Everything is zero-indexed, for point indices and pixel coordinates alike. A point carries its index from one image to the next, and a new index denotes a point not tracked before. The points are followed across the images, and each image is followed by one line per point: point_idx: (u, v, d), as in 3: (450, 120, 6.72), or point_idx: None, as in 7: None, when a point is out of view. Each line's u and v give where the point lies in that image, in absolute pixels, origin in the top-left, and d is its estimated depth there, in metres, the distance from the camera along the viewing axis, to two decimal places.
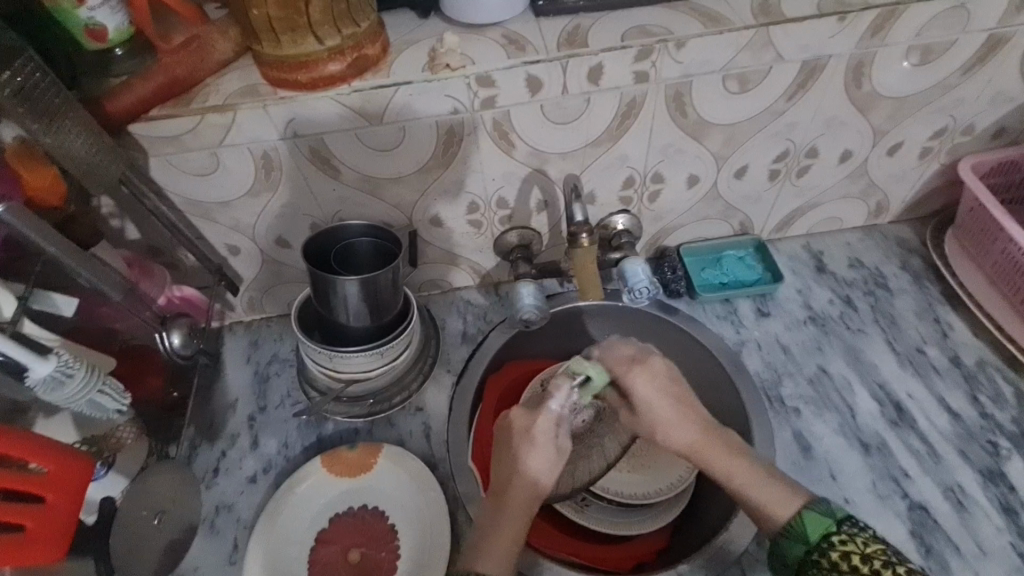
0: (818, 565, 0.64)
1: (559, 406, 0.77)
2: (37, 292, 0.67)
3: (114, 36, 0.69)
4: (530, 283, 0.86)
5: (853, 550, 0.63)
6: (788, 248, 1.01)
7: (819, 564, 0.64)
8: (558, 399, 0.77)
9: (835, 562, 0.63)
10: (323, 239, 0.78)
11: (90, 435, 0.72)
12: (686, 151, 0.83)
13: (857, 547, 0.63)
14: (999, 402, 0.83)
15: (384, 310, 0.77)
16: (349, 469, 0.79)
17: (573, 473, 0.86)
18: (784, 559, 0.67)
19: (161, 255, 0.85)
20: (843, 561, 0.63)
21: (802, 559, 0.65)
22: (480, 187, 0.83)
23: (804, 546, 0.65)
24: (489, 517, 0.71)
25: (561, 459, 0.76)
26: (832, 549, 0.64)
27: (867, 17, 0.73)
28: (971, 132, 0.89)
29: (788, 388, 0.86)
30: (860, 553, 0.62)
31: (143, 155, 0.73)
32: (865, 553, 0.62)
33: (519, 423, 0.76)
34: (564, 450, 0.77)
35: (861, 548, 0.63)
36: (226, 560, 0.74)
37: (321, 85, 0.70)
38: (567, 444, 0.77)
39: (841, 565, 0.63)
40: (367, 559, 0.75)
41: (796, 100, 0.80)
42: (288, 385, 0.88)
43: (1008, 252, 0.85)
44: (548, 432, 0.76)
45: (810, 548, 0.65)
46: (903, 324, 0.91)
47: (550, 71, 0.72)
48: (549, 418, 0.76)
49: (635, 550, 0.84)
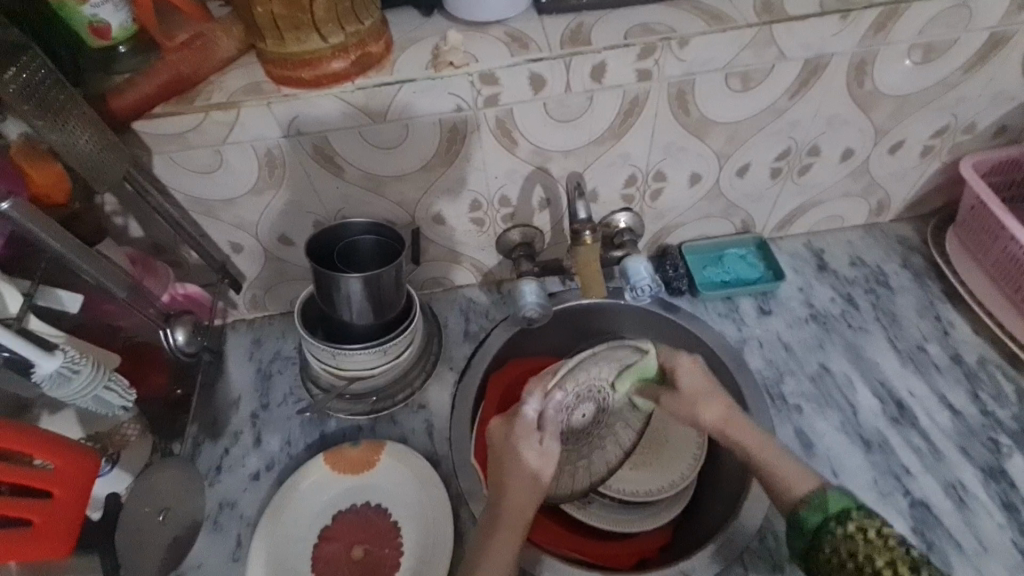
0: (832, 535, 0.63)
1: (534, 409, 0.81)
2: (42, 287, 0.67)
3: (118, 34, 0.69)
4: (532, 281, 0.86)
5: (870, 525, 0.62)
6: (789, 246, 1.01)
7: (834, 533, 0.63)
8: (533, 402, 0.81)
9: (850, 532, 0.62)
10: (326, 237, 0.78)
11: (95, 432, 0.73)
12: (688, 149, 0.84)
13: (875, 523, 0.62)
14: (1000, 400, 0.84)
15: (388, 308, 0.77)
16: (353, 466, 0.80)
17: (573, 478, 0.87)
18: (800, 532, 0.66)
19: (164, 253, 0.85)
20: (858, 534, 0.62)
21: (817, 528, 0.65)
22: (483, 185, 0.84)
23: (822, 514, 0.65)
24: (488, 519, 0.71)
25: (548, 461, 0.78)
26: (850, 522, 0.63)
27: (869, 15, 0.73)
28: (972, 131, 0.89)
29: (789, 386, 0.86)
30: (877, 530, 0.62)
31: (146, 152, 0.73)
32: (881, 530, 0.62)
33: (502, 433, 0.79)
34: (550, 453, 0.79)
35: (877, 525, 0.62)
36: (229, 557, 0.74)
37: (325, 83, 0.71)
38: (553, 448, 0.79)
39: (857, 538, 0.62)
40: (369, 556, 0.75)
41: (798, 98, 0.80)
42: (291, 382, 0.89)
43: (1009, 250, 0.85)
44: (530, 442, 0.78)
45: (827, 517, 0.64)
46: (904, 322, 0.92)
47: (553, 68, 0.72)
48: (527, 423, 0.80)
49: (635, 547, 0.84)
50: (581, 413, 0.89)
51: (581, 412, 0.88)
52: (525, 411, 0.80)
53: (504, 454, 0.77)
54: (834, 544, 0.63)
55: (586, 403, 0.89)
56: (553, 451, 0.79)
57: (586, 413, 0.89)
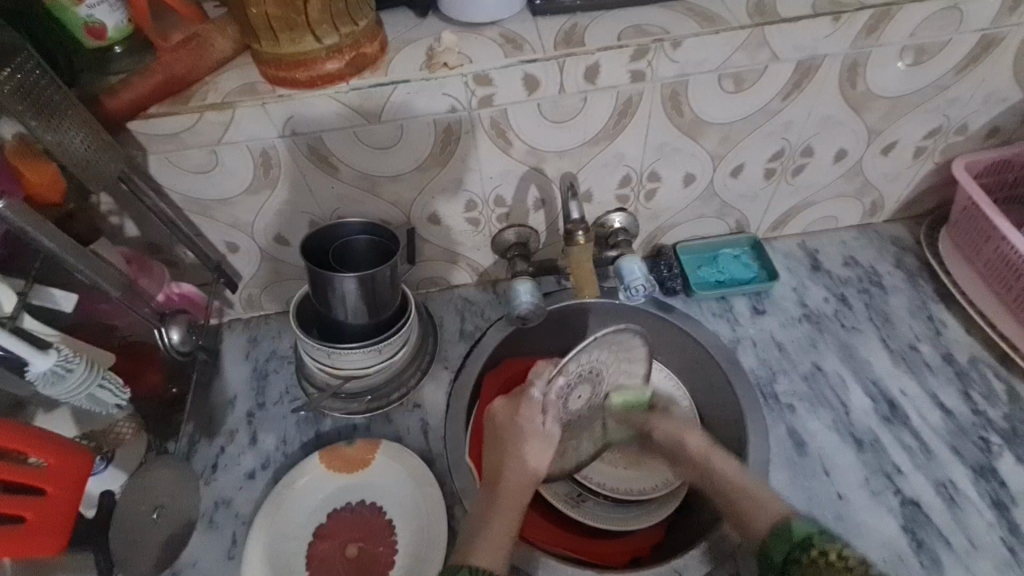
0: (798, 562, 0.64)
1: (541, 393, 0.79)
2: (37, 287, 0.67)
3: (114, 34, 0.69)
4: (526, 281, 0.86)
5: (830, 549, 0.63)
6: (783, 246, 1.01)
7: (799, 563, 0.64)
8: (540, 385, 0.79)
9: (812, 559, 0.63)
10: (320, 237, 0.78)
11: (90, 430, 0.73)
12: (681, 150, 0.84)
13: (836, 547, 0.63)
14: (991, 399, 0.84)
15: (382, 307, 0.77)
16: (346, 464, 0.80)
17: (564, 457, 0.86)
18: (770, 561, 0.67)
19: (160, 252, 0.85)
20: (820, 558, 0.63)
21: (784, 558, 0.65)
22: (479, 185, 0.84)
23: (787, 545, 0.66)
24: (484, 504, 0.72)
25: (551, 444, 0.78)
26: (812, 548, 0.64)
27: (860, 17, 0.74)
28: (964, 132, 0.89)
29: (782, 385, 0.87)
30: (838, 552, 0.62)
31: (141, 152, 0.73)
32: (842, 552, 0.62)
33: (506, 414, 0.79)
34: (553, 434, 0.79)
35: (840, 549, 0.62)
36: (224, 555, 0.74)
37: (320, 83, 0.71)
38: (556, 430, 0.79)
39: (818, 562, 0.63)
40: (364, 554, 0.76)
41: (791, 99, 0.81)
42: (287, 381, 0.89)
43: (1001, 250, 0.86)
44: (534, 419, 0.78)
45: (792, 546, 0.65)
46: (897, 322, 0.92)
47: (547, 70, 0.73)
48: (534, 405, 0.79)
49: (634, 544, 0.85)
50: (578, 395, 0.83)
51: (578, 395, 0.83)
52: (531, 393, 0.79)
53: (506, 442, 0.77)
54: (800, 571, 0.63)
55: (584, 385, 0.84)
56: (556, 434, 0.79)
57: (583, 394, 0.84)
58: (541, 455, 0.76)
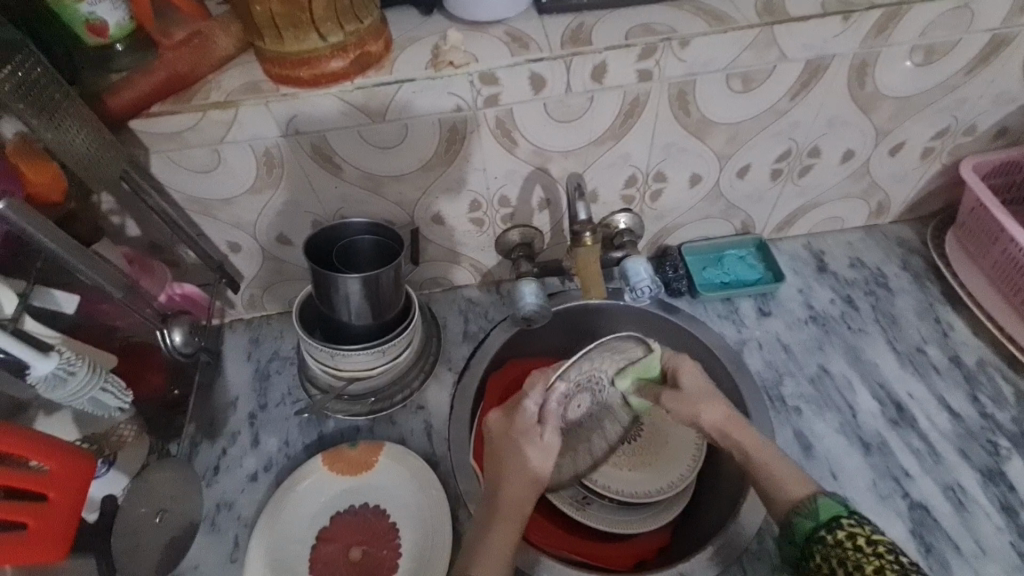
0: (823, 542, 0.63)
1: (535, 403, 0.81)
2: (37, 288, 0.66)
3: (116, 32, 0.68)
4: (531, 281, 0.85)
5: (859, 532, 0.62)
6: (789, 247, 1.01)
7: (824, 542, 0.63)
8: (533, 396, 0.81)
9: (840, 539, 0.62)
10: (324, 236, 0.78)
11: (91, 433, 0.72)
12: (687, 150, 0.83)
13: (865, 531, 0.61)
14: (999, 402, 0.83)
15: (386, 308, 0.77)
16: (351, 467, 0.79)
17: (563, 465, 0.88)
18: (792, 536, 0.67)
19: (161, 252, 0.84)
20: (848, 541, 0.61)
21: (809, 536, 0.65)
22: (483, 185, 0.83)
23: (813, 523, 0.65)
24: (479, 525, 0.71)
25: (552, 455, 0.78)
26: (840, 528, 0.63)
27: (870, 16, 0.73)
28: (972, 132, 0.89)
29: (789, 388, 0.86)
30: (866, 536, 0.61)
31: (143, 151, 0.72)
32: (870, 537, 0.61)
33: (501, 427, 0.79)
34: (551, 446, 0.79)
35: (867, 533, 0.61)
36: (228, 557, 0.74)
37: (324, 82, 0.70)
38: (554, 440, 0.79)
39: (847, 543, 0.61)
40: (368, 557, 0.75)
41: (799, 99, 0.80)
42: (289, 382, 0.88)
43: (1009, 252, 0.85)
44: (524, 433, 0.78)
45: (819, 525, 0.64)
46: (903, 324, 0.92)
47: (553, 68, 0.72)
48: (527, 415, 0.80)
49: (642, 547, 0.84)
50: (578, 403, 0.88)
51: (578, 404, 0.88)
52: (525, 404, 0.80)
53: (499, 454, 0.77)
54: (825, 551, 0.62)
55: (584, 394, 0.88)
56: (553, 445, 0.79)
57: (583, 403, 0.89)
58: (543, 464, 0.77)
